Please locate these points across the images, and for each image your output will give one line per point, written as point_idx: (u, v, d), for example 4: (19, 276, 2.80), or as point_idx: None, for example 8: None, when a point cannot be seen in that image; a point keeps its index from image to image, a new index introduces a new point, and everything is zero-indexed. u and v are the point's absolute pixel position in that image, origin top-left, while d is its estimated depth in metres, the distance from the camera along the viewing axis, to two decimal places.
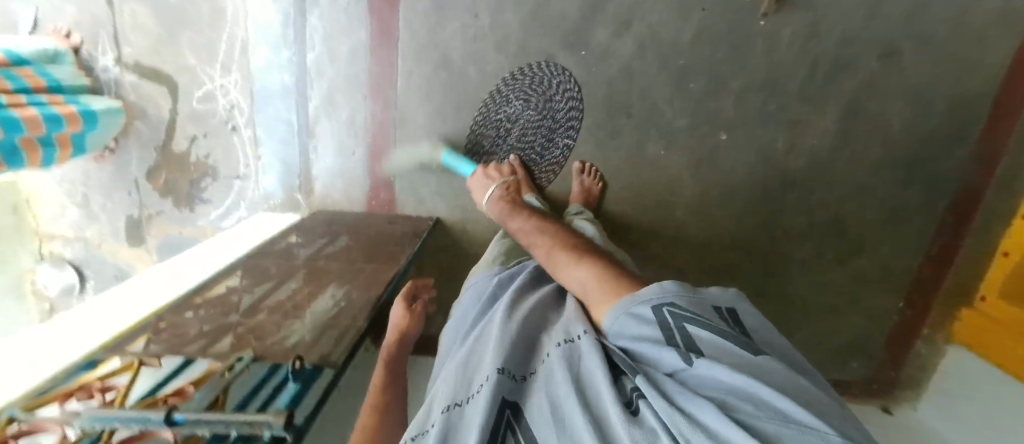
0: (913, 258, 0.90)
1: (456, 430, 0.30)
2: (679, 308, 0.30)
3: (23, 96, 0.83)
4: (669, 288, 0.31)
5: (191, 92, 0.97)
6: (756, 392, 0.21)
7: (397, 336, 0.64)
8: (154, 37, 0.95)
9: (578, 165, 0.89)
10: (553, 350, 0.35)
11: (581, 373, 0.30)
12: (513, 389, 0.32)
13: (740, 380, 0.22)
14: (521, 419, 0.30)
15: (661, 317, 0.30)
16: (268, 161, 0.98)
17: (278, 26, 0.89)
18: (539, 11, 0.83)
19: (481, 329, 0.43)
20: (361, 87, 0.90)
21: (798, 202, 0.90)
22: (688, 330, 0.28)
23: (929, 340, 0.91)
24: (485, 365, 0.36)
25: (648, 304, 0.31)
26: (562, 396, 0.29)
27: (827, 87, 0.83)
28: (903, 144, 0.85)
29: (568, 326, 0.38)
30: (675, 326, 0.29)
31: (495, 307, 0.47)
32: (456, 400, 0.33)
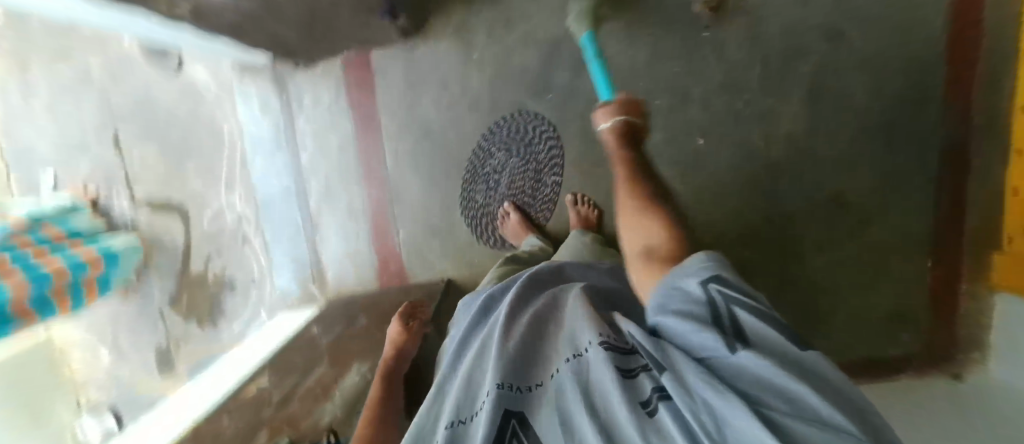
0: (923, 215, 0.90)
1: None
2: (728, 288, 0.30)
3: (47, 247, 0.91)
4: (716, 263, 0.31)
5: (202, 214, 1.04)
6: (785, 385, 0.23)
7: (394, 352, 0.70)
8: (162, 173, 1.03)
9: (570, 197, 0.90)
10: (562, 363, 0.35)
11: (593, 378, 0.31)
12: (516, 400, 0.33)
13: (774, 371, 0.24)
14: (527, 428, 0.31)
15: (709, 295, 0.30)
16: (280, 261, 1.02)
17: (272, 137, 0.96)
18: (503, 69, 0.89)
19: (482, 344, 0.44)
20: (355, 173, 0.95)
21: (793, 185, 0.91)
22: (737, 316, 0.28)
23: (971, 293, 0.88)
24: (486, 381, 0.37)
25: (696, 279, 0.31)
26: (575, 405, 0.30)
27: (785, 75, 0.88)
28: (874, 109, 0.87)
29: (576, 337, 0.37)
30: (725, 309, 0.29)
31: (494, 318, 0.48)
32: (460, 417, 0.35)
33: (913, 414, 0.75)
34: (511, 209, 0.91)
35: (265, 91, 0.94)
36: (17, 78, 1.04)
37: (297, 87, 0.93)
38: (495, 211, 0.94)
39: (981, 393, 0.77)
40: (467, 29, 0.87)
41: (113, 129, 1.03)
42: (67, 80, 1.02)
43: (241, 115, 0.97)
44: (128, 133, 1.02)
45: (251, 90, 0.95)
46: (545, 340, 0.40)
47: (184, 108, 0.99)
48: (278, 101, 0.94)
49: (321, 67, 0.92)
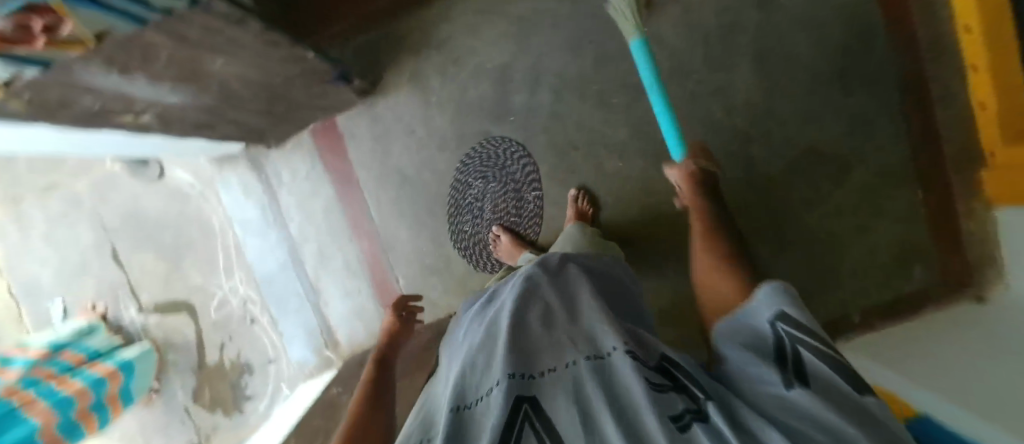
0: (901, 150, 0.90)
1: (465, 431, 0.34)
2: (791, 326, 0.34)
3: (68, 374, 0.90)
4: (782, 298, 0.36)
5: (207, 305, 1.06)
6: (827, 419, 0.26)
7: (386, 341, 0.71)
8: (163, 275, 1.06)
9: (572, 193, 0.91)
10: (581, 359, 0.37)
11: (616, 385, 0.33)
12: (524, 387, 0.35)
13: (823, 410, 0.27)
14: (538, 411, 0.33)
15: (776, 333, 0.35)
16: (291, 334, 1.03)
17: (259, 216, 0.99)
18: (462, 104, 0.93)
19: (489, 331, 0.45)
20: (344, 232, 0.98)
21: (764, 149, 0.93)
22: (799, 353, 0.33)
23: (970, 216, 0.86)
24: (493, 370, 0.38)
25: (766, 319, 0.37)
26: (596, 404, 0.31)
27: (728, 49, 0.91)
28: (822, 60, 0.90)
29: (596, 339, 0.39)
30: (790, 347, 0.34)
31: (498, 307, 0.50)
32: (464, 403, 0.37)
33: (921, 356, 0.73)
34: (501, 232, 0.92)
35: (245, 175, 0.99)
36: (14, 218, 1.09)
37: (274, 165, 0.97)
38: (485, 236, 0.95)
39: (983, 320, 0.76)
40: (420, 75, 0.92)
41: (110, 245, 1.06)
42: (60, 209, 1.07)
43: (225, 203, 1.00)
44: (126, 245, 1.06)
45: (231, 178, 0.99)
46: (556, 332, 0.41)
47: (173, 209, 1.03)
48: (259, 182, 0.98)
49: (292, 141, 0.97)
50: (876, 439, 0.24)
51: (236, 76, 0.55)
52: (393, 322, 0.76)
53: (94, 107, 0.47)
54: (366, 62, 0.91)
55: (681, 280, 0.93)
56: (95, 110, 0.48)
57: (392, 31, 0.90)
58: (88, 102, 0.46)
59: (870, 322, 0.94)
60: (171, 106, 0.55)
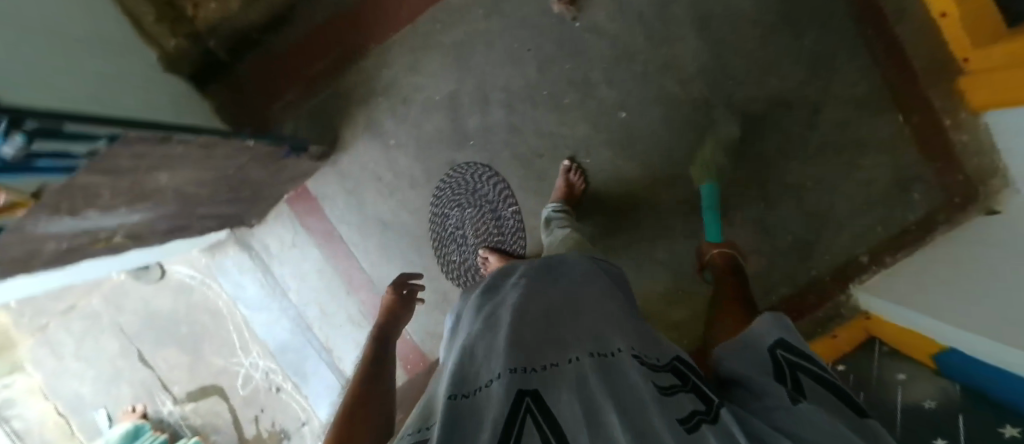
0: (870, 78, 0.87)
1: (464, 416, 0.30)
2: (792, 354, 0.36)
3: None
4: (786, 329, 0.38)
5: (235, 384, 1.10)
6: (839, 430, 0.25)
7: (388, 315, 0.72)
8: (188, 365, 1.10)
9: (565, 164, 0.90)
10: (583, 356, 0.35)
11: (620, 383, 0.30)
12: (527, 381, 0.32)
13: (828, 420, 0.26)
14: (541, 407, 0.29)
15: (776, 358, 0.36)
16: (315, 395, 1.06)
17: (259, 291, 1.03)
18: (420, 140, 0.93)
19: (489, 327, 0.43)
20: (341, 288, 1.00)
21: (728, 111, 0.90)
22: (798, 378, 0.33)
23: (958, 126, 0.85)
24: (494, 362, 0.36)
25: (769, 341, 0.38)
26: (598, 398, 0.28)
27: (667, 24, 0.88)
28: (766, 10, 0.87)
29: (602, 339, 0.37)
30: (789, 371, 0.34)
31: (501, 303, 0.47)
32: (461, 393, 0.33)
33: (953, 295, 0.72)
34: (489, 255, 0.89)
35: (238, 257, 1.02)
36: (42, 345, 1.14)
37: (262, 241, 1.01)
38: (474, 262, 0.96)
39: (999, 237, 0.75)
40: (374, 124, 0.93)
41: (135, 348, 1.11)
42: (84, 326, 1.12)
43: (226, 287, 1.04)
44: (149, 346, 1.11)
45: (226, 262, 1.03)
46: (561, 332, 0.40)
47: (184, 303, 1.08)
48: (251, 260, 1.02)
49: (271, 216, 1.00)
50: None
51: (188, 182, 0.58)
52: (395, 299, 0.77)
53: (60, 248, 0.50)
54: (322, 126, 0.93)
55: (676, 259, 0.93)
56: (64, 249, 0.51)
57: (336, 89, 0.91)
58: (53, 245, 0.49)
59: (879, 258, 0.92)
60: (135, 224, 0.58)
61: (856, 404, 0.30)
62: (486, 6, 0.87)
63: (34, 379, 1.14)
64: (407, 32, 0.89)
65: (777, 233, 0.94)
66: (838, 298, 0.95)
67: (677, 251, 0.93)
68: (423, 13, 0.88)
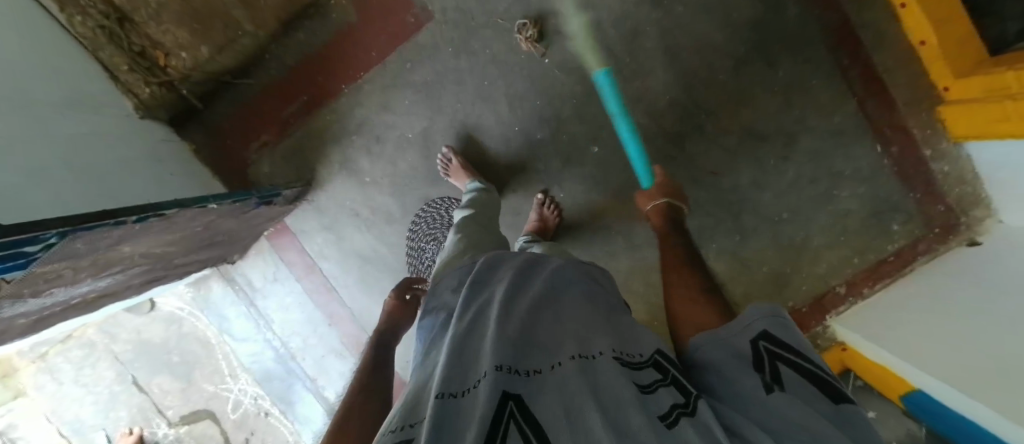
0: (846, 108, 0.85)
1: (452, 419, 0.26)
2: (775, 343, 0.32)
3: None
4: (770, 319, 0.34)
5: (225, 409, 1.13)
6: (810, 424, 0.24)
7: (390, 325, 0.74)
8: (181, 391, 1.13)
9: (537, 198, 0.91)
10: (566, 360, 0.33)
11: (602, 386, 0.29)
12: (514, 383, 0.29)
13: (802, 414, 0.25)
14: (524, 411, 0.26)
15: (757, 350, 0.32)
16: (302, 419, 1.08)
17: (245, 321, 1.06)
18: (396, 177, 0.94)
19: (473, 324, 0.40)
20: (323, 321, 1.02)
21: (701, 144, 0.90)
22: (780, 368, 0.30)
23: (937, 156, 0.83)
24: (482, 359, 0.33)
25: (748, 331, 0.34)
26: (580, 402, 0.26)
27: (637, 58, 0.87)
28: (738, 41, 0.85)
29: (583, 339, 0.35)
30: (769, 362, 0.31)
31: (486, 298, 0.44)
32: (450, 391, 0.30)
33: (927, 320, 0.71)
34: (451, 154, 0.88)
35: (222, 292, 1.06)
36: (42, 372, 1.17)
37: (246, 275, 1.04)
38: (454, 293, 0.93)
39: (972, 272, 0.74)
40: (349, 162, 0.94)
41: (130, 375, 1.15)
42: (82, 354, 1.16)
43: (212, 321, 1.08)
44: (143, 372, 1.14)
45: (211, 296, 1.06)
46: (540, 332, 0.38)
47: (174, 333, 1.11)
48: (235, 293, 1.05)
49: (253, 251, 1.03)
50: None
51: (156, 245, 0.60)
52: (395, 305, 0.78)
53: (31, 320, 0.53)
54: (296, 165, 0.95)
55: (652, 291, 0.94)
56: (35, 319, 0.54)
57: (312, 128, 0.93)
58: (23, 320, 0.51)
59: (858, 290, 0.90)
60: (107, 286, 0.61)
61: (841, 395, 0.28)
62: (455, 44, 0.88)
63: (33, 407, 1.17)
64: (376, 72, 0.90)
65: (752, 263, 0.93)
66: (815, 329, 0.93)
67: (653, 283, 0.93)
68: (392, 53, 0.89)
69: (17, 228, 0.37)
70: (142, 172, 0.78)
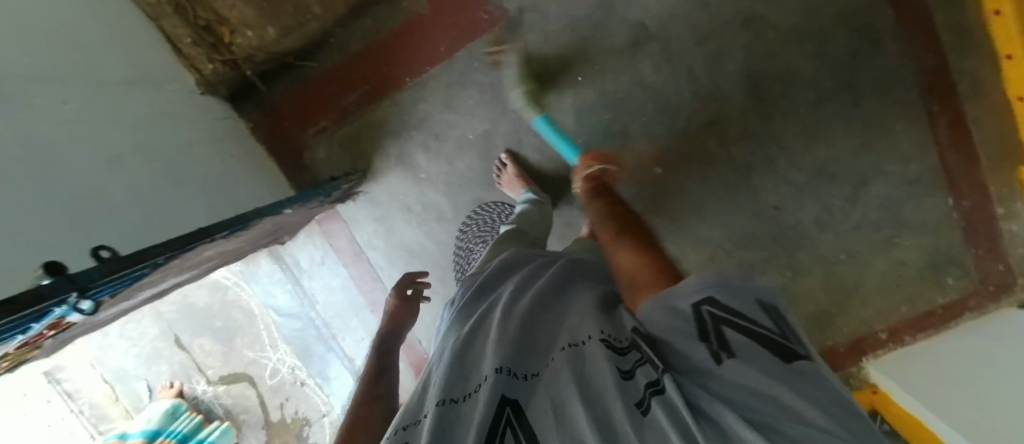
0: (925, 156, 0.81)
1: (450, 428, 0.27)
2: (717, 305, 0.29)
3: None
4: (708, 280, 0.30)
5: (263, 374, 1.18)
6: (776, 395, 0.22)
7: (393, 324, 0.74)
8: (221, 353, 1.17)
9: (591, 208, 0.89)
10: (558, 352, 0.32)
11: (589, 375, 0.28)
12: (513, 386, 0.29)
13: (761, 382, 0.23)
14: (522, 419, 0.26)
15: (701, 315, 0.29)
16: (338, 393, 1.15)
17: (288, 299, 1.10)
18: (450, 178, 0.93)
19: (477, 324, 0.40)
20: (364, 308, 1.06)
21: (767, 176, 0.87)
22: (727, 332, 0.27)
23: (1008, 216, 0.79)
24: (483, 363, 0.32)
25: (687, 299, 0.30)
26: (568, 397, 0.26)
27: (716, 80, 0.84)
28: (825, 73, 0.81)
29: (573, 327, 0.35)
30: (714, 328, 0.28)
31: (493, 300, 0.45)
32: (451, 396, 0.30)
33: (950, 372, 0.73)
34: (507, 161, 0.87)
35: (269, 269, 1.08)
36: None
37: (293, 256, 1.08)
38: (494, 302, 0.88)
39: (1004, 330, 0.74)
40: (405, 157, 0.93)
41: (172, 332, 1.16)
42: None
43: (257, 293, 1.11)
44: (185, 331, 1.15)
45: (258, 271, 1.09)
46: (540, 329, 0.36)
47: (218, 299, 1.12)
48: (283, 272, 1.08)
49: (302, 234, 1.06)
50: (823, 410, 0.21)
51: (231, 245, 0.62)
52: (397, 304, 0.78)
53: (111, 316, 0.55)
54: (352, 154, 0.94)
55: None
56: (115, 314, 0.56)
57: (371, 119, 0.92)
58: (108, 315, 0.54)
59: (899, 337, 0.90)
60: (181, 280, 0.63)
61: (789, 351, 0.26)
62: (528, 47, 0.85)
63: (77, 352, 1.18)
64: (443, 68, 0.88)
65: (796, 300, 0.94)
66: (848, 369, 0.95)
67: None
68: (460, 49, 0.87)
69: (128, 261, 0.39)
70: (206, 156, 0.78)
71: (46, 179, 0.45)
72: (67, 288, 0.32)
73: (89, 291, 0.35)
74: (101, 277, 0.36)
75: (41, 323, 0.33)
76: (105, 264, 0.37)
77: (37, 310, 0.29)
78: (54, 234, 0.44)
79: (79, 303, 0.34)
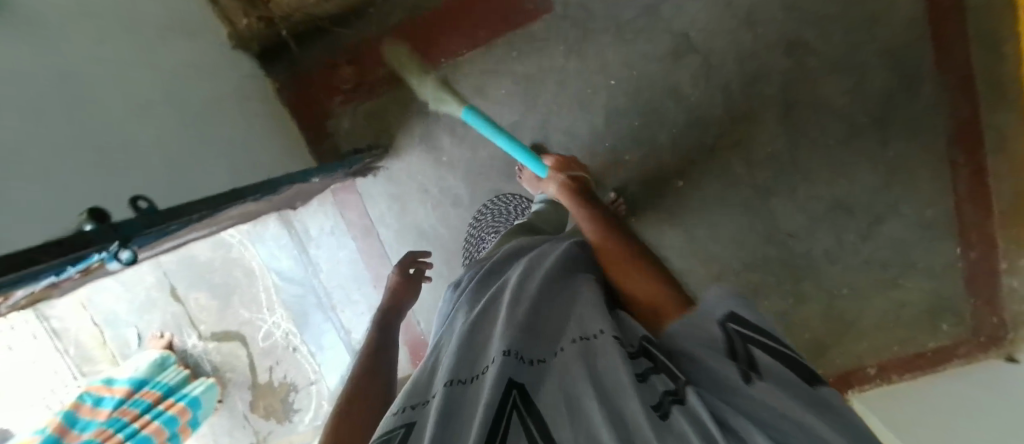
0: (941, 203, 0.82)
1: (457, 407, 0.26)
2: (744, 327, 0.29)
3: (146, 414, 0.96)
4: (732, 301, 0.31)
5: (254, 335, 1.15)
6: (808, 420, 0.21)
7: (393, 302, 0.72)
8: (216, 309, 1.13)
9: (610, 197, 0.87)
10: (568, 345, 0.31)
11: (599, 369, 0.27)
12: (520, 369, 0.28)
13: (793, 406, 0.22)
14: (528, 403, 0.25)
15: (726, 333, 0.29)
16: (329, 363, 1.15)
17: (291, 265, 1.10)
18: (471, 164, 0.92)
19: (485, 308, 0.39)
20: (368, 282, 1.09)
21: (786, 202, 0.88)
22: (753, 352, 0.27)
23: (1011, 271, 0.81)
24: (491, 347, 0.32)
25: (712, 318, 0.30)
26: (581, 392, 0.25)
27: (751, 101, 0.84)
28: (858, 109, 0.81)
29: (582, 321, 0.34)
30: (740, 346, 0.27)
31: (500, 284, 0.44)
32: (458, 378, 0.30)
33: (928, 407, 0.74)
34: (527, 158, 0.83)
35: (277, 232, 1.08)
36: None
37: (302, 222, 1.08)
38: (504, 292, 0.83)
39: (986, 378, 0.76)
40: (430, 137, 0.92)
41: (169, 284, 1.10)
42: None
43: (262, 254, 1.10)
44: (182, 282, 1.10)
45: (265, 233, 1.08)
46: (548, 318, 0.36)
47: (220, 255, 1.09)
48: (290, 237, 1.08)
49: (315, 202, 1.05)
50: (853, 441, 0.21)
51: (250, 206, 0.63)
52: (399, 280, 0.77)
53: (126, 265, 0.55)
54: (376, 128, 0.94)
55: None
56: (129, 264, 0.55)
57: (401, 95, 0.92)
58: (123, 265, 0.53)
59: (887, 374, 0.90)
60: (196, 235, 0.63)
61: (817, 379, 0.25)
62: (569, 44, 0.85)
63: None
64: (481, 53, 0.88)
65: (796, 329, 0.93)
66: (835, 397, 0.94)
67: None
68: (502, 36, 0.87)
69: (160, 218, 0.38)
70: (229, 111, 0.76)
71: (77, 115, 0.44)
72: (111, 236, 0.32)
73: (129, 241, 0.34)
74: (140, 229, 0.36)
75: (79, 265, 0.33)
76: (146, 217, 0.37)
77: (80, 254, 0.29)
78: (82, 171, 0.43)
79: (119, 253, 0.33)
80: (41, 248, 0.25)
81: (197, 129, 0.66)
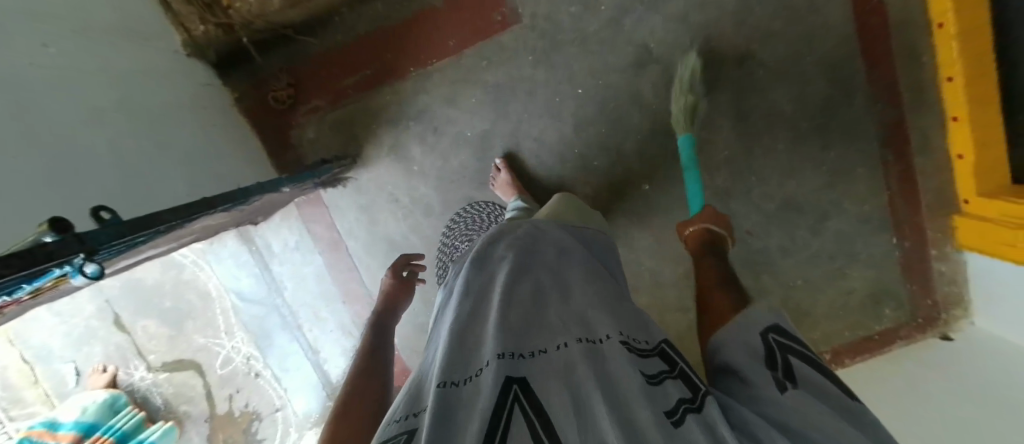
0: (877, 198, 0.90)
1: (454, 409, 0.26)
2: (786, 340, 0.33)
3: None
4: (774, 319, 0.35)
5: (212, 363, 1.07)
6: (824, 422, 0.25)
7: (387, 303, 0.71)
8: (167, 337, 1.04)
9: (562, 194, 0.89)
10: (572, 342, 0.31)
11: (609, 374, 0.27)
12: (517, 367, 0.28)
13: (818, 412, 0.25)
14: (529, 396, 0.25)
15: (768, 344, 0.33)
16: (296, 386, 1.09)
17: (252, 284, 1.04)
18: (443, 174, 0.92)
19: (474, 309, 0.39)
20: (338, 298, 1.04)
21: (743, 202, 0.93)
22: (791, 362, 0.31)
23: (941, 257, 0.89)
24: (483, 350, 0.32)
25: (754, 332, 0.34)
26: (587, 391, 0.25)
27: (706, 108, 0.89)
28: (802, 114, 0.88)
29: (583, 324, 0.34)
30: (780, 355, 0.31)
31: (488, 279, 0.43)
32: (452, 380, 0.29)
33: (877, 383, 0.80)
34: (502, 166, 0.88)
35: (236, 250, 1.02)
36: None
37: (264, 239, 1.03)
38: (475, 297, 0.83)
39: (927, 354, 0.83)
40: (400, 148, 0.91)
41: (113, 312, 1.01)
42: None
43: (220, 274, 1.03)
44: (130, 309, 1.01)
45: (222, 252, 1.02)
46: (547, 315, 0.36)
47: (170, 278, 1.01)
48: (250, 255, 1.03)
49: (278, 216, 1.01)
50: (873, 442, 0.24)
51: (217, 220, 0.61)
52: (393, 282, 0.75)
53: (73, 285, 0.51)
54: (342, 139, 0.92)
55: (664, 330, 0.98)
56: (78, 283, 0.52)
57: (368, 105, 0.91)
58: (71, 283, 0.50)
59: (840, 358, 0.96)
60: (153, 251, 0.60)
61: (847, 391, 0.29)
62: (536, 54, 0.87)
63: None
64: (450, 62, 0.88)
65: None
66: None
67: (665, 322, 0.96)
68: (471, 45, 0.88)
69: (126, 227, 0.36)
70: (186, 121, 0.72)
71: (20, 122, 0.40)
72: (76, 247, 0.29)
73: (95, 253, 0.32)
74: (108, 239, 0.33)
75: (42, 280, 0.30)
76: (112, 228, 0.35)
77: (39, 268, 0.26)
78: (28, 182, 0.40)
79: (86, 266, 0.30)
80: (3, 260, 0.22)
81: (155, 138, 0.62)
